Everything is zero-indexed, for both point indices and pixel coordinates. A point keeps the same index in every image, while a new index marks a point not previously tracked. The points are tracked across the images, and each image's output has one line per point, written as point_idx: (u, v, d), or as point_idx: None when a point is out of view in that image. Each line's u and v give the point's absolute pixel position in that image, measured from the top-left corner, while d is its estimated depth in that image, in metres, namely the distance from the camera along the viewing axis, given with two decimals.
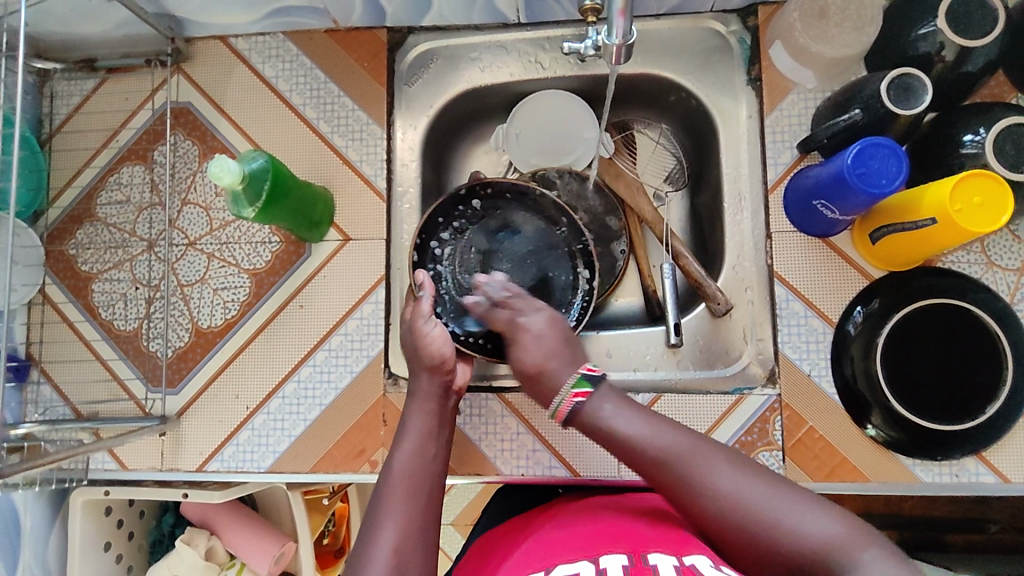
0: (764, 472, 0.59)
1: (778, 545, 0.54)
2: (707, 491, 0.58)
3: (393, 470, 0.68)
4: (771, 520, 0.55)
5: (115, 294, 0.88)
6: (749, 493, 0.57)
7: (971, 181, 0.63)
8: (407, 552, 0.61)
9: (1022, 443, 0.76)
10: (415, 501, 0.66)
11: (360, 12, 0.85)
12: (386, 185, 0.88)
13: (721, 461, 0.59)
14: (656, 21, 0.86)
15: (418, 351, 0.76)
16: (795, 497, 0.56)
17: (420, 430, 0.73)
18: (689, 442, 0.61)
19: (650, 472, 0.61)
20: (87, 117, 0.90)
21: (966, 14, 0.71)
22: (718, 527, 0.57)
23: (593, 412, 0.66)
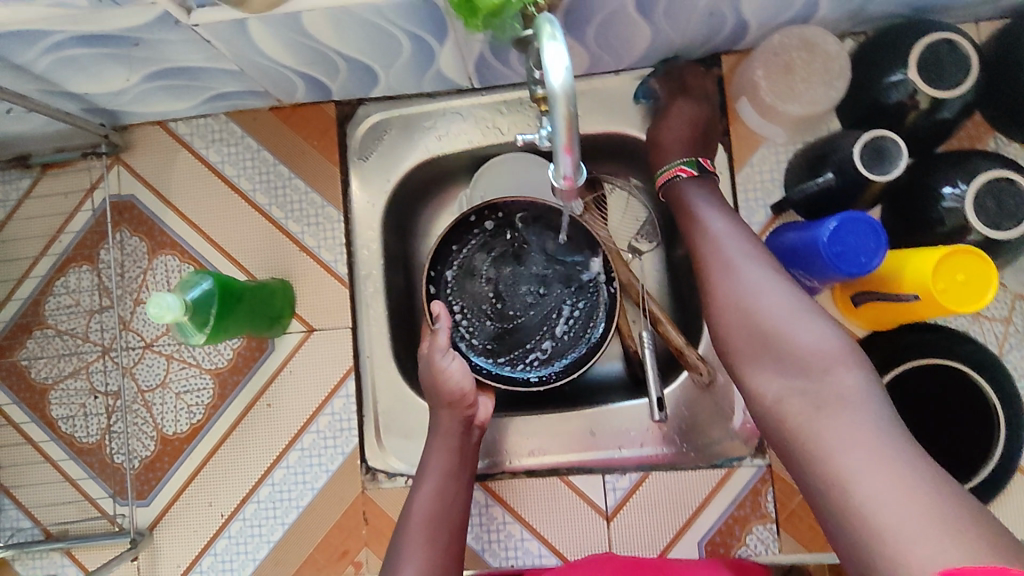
0: (811, 310, 0.59)
1: (761, 322, 0.59)
2: (736, 271, 0.62)
3: (415, 510, 0.68)
4: (771, 321, 0.59)
5: (74, 405, 0.84)
6: (769, 294, 0.60)
7: (953, 258, 0.59)
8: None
9: (1020, 499, 0.74)
10: (435, 552, 0.65)
11: (303, 92, 0.80)
12: (347, 271, 0.83)
13: (761, 265, 0.62)
14: (615, 77, 0.82)
15: (436, 387, 0.72)
16: (821, 322, 0.58)
17: (447, 462, 0.70)
18: (746, 246, 0.64)
19: (701, 246, 0.66)
20: (25, 219, 0.85)
21: (936, 63, 0.67)
22: (724, 296, 0.62)
23: (687, 193, 0.71)
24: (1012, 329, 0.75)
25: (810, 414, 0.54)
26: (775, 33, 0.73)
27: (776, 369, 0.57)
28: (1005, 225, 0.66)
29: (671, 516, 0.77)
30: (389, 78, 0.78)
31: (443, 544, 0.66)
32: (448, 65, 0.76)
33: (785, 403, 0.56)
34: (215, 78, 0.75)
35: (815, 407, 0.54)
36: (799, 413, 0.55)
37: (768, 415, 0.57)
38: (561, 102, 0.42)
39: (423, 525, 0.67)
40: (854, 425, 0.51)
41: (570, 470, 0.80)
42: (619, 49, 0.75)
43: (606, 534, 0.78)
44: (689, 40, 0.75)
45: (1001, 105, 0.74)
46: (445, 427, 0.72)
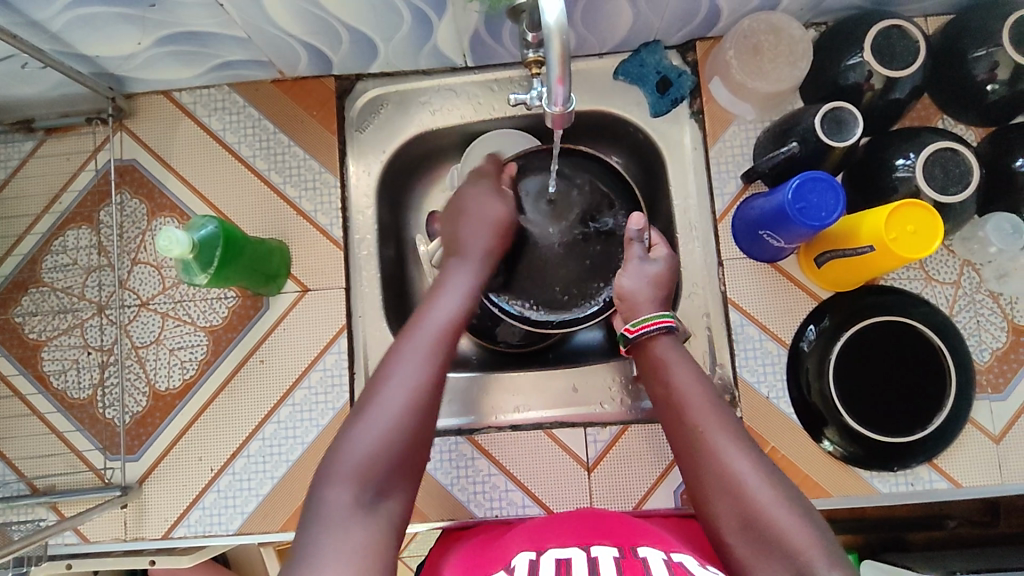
0: (788, 489, 0.57)
1: (757, 522, 0.55)
2: (720, 460, 0.58)
3: (431, 310, 0.63)
4: (763, 512, 0.55)
5: (66, 361, 0.85)
6: (755, 481, 0.56)
7: (903, 210, 0.66)
8: (429, 392, 0.57)
9: (972, 449, 0.79)
10: (437, 358, 0.59)
11: (305, 63, 0.85)
12: (342, 234, 0.87)
13: (738, 441, 0.59)
14: (599, 60, 0.88)
15: (471, 211, 0.74)
16: (801, 506, 0.55)
17: (467, 287, 0.67)
18: (717, 406, 0.62)
19: (682, 415, 0.62)
20: (26, 180, 0.88)
21: (889, 47, 0.75)
22: (719, 488, 0.57)
23: (662, 355, 0.67)
24: (961, 292, 0.81)
25: None
26: (745, 19, 0.81)
27: (778, 574, 0.53)
28: (953, 189, 0.73)
29: (650, 467, 0.81)
30: (388, 52, 0.83)
31: (445, 344, 0.60)
32: (443, 39, 0.81)
33: None
34: (221, 46, 0.79)
35: None
36: None
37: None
38: (554, 36, 0.48)
39: (429, 326, 0.61)
40: None
41: (552, 425, 0.83)
42: (604, 30, 0.81)
43: (588, 484, 0.81)
44: (668, 23, 0.82)
45: (947, 89, 0.81)
46: (462, 261, 0.70)
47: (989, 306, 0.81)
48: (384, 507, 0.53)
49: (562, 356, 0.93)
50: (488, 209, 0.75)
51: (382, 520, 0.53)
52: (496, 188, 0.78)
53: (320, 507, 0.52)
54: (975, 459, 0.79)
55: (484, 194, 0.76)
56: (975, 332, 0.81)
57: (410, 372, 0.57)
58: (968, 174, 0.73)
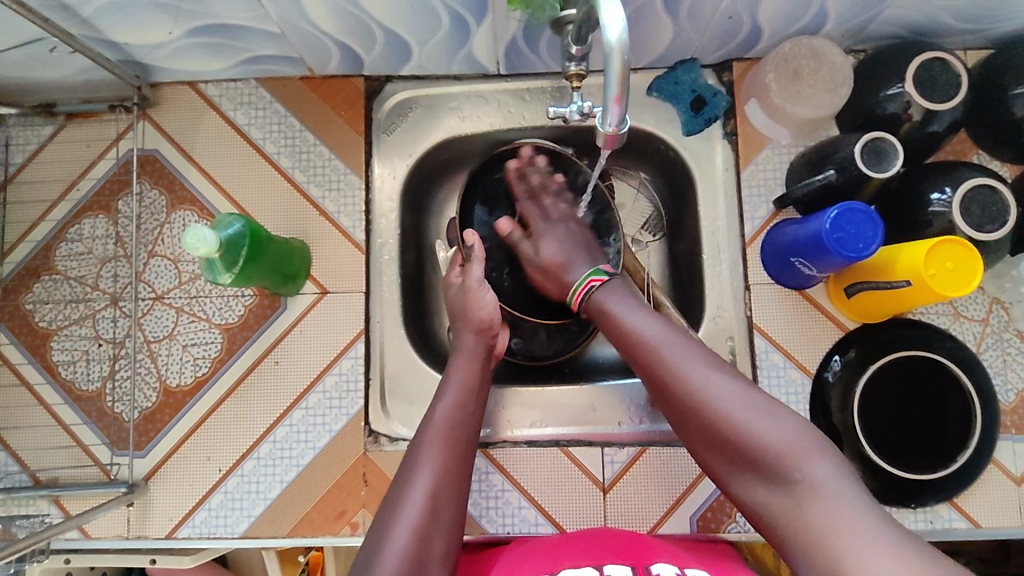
0: (741, 387, 0.59)
1: (724, 430, 0.57)
2: (675, 375, 0.61)
3: (436, 417, 0.68)
4: (723, 417, 0.57)
5: (76, 352, 0.83)
6: (715, 386, 0.59)
7: (943, 247, 0.65)
8: (439, 503, 0.62)
9: (992, 489, 0.78)
10: (445, 463, 0.65)
11: (337, 62, 0.83)
12: (364, 237, 0.86)
13: (691, 356, 0.62)
14: (634, 74, 0.87)
15: (467, 312, 0.77)
16: (760, 403, 0.57)
17: (468, 382, 0.72)
18: (663, 330, 0.65)
19: (632, 346, 0.66)
20: (45, 165, 0.86)
21: (930, 80, 0.73)
22: (683, 406, 0.60)
23: (604, 301, 0.72)
24: (989, 330, 0.81)
25: (786, 503, 0.53)
26: (786, 42, 0.80)
27: (755, 478, 0.56)
28: (988, 227, 0.72)
29: (666, 490, 0.80)
30: (422, 55, 0.82)
31: (452, 448, 0.66)
32: (480, 46, 0.79)
33: (769, 507, 0.55)
34: (253, 39, 0.77)
35: (785, 495, 0.53)
36: (780, 504, 0.54)
37: (771, 525, 0.55)
38: (615, 54, 0.47)
39: (436, 433, 0.66)
40: (816, 496, 0.51)
41: (569, 442, 0.82)
42: (643, 44, 0.80)
43: (602, 505, 0.79)
44: (707, 42, 0.81)
45: (985, 124, 0.80)
46: (465, 355, 0.75)
47: (1017, 345, 0.80)
48: None
49: (578, 371, 0.93)
50: (484, 305, 0.76)
51: None
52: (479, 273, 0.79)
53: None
54: (995, 500, 0.78)
55: (481, 289, 0.78)
56: (1001, 371, 0.80)
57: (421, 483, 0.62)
58: (1004, 213, 0.72)
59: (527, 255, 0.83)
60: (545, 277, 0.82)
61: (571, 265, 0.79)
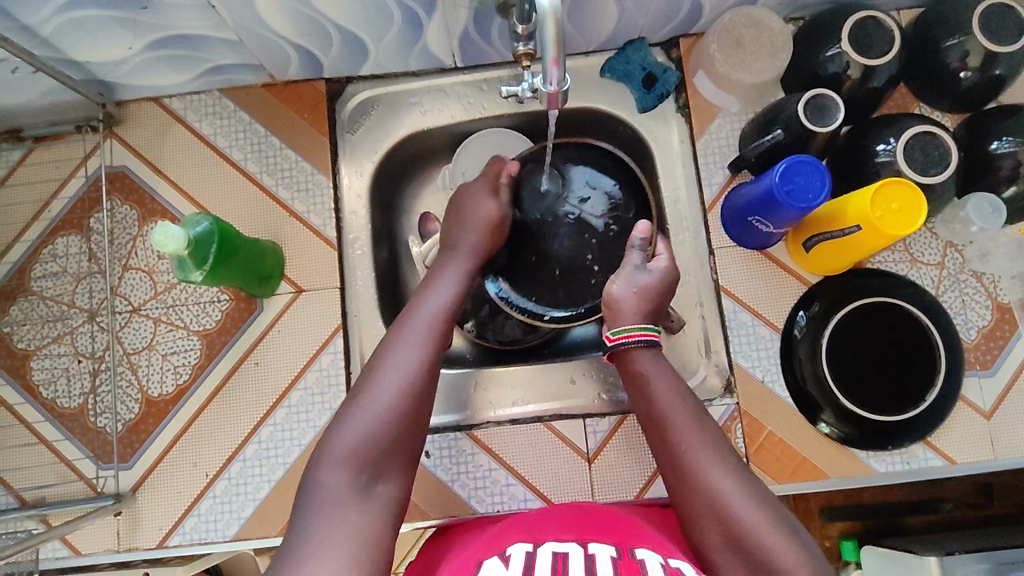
0: (772, 506, 0.57)
1: (746, 547, 0.55)
2: (707, 482, 0.58)
3: (428, 304, 0.66)
4: (751, 534, 0.55)
5: (57, 370, 0.84)
6: (744, 501, 0.56)
7: (888, 189, 0.68)
8: (421, 382, 0.60)
9: (964, 426, 0.81)
10: (434, 343, 0.63)
11: (297, 66, 0.85)
12: (336, 233, 0.87)
13: (722, 462, 0.59)
14: (585, 58, 0.90)
15: (463, 215, 0.77)
16: (784, 522, 0.56)
17: (460, 278, 0.71)
18: (698, 423, 0.62)
19: (666, 433, 0.62)
20: (15, 190, 0.87)
21: (864, 38, 0.77)
22: (705, 514, 0.57)
23: (645, 374, 0.65)
24: (946, 273, 0.83)
25: None
26: (726, 13, 0.83)
27: None
28: (933, 171, 0.75)
29: (649, 455, 0.81)
30: (379, 53, 0.84)
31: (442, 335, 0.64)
32: (434, 40, 0.82)
33: None
34: (213, 49, 0.80)
35: None
36: None
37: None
38: (548, 19, 0.50)
39: (425, 317, 0.65)
40: None
41: (551, 417, 0.83)
42: (590, 27, 0.83)
43: (589, 475, 0.81)
44: (651, 21, 0.84)
45: (921, 77, 0.84)
46: (456, 250, 0.75)
47: (973, 285, 0.83)
48: (380, 491, 0.55)
49: (559, 350, 0.94)
50: (480, 210, 0.76)
51: (377, 505, 0.54)
52: (490, 188, 0.78)
53: (315, 491, 0.54)
54: (968, 436, 0.80)
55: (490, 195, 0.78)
56: (961, 311, 0.83)
57: (406, 361, 0.60)
58: (947, 156, 0.75)
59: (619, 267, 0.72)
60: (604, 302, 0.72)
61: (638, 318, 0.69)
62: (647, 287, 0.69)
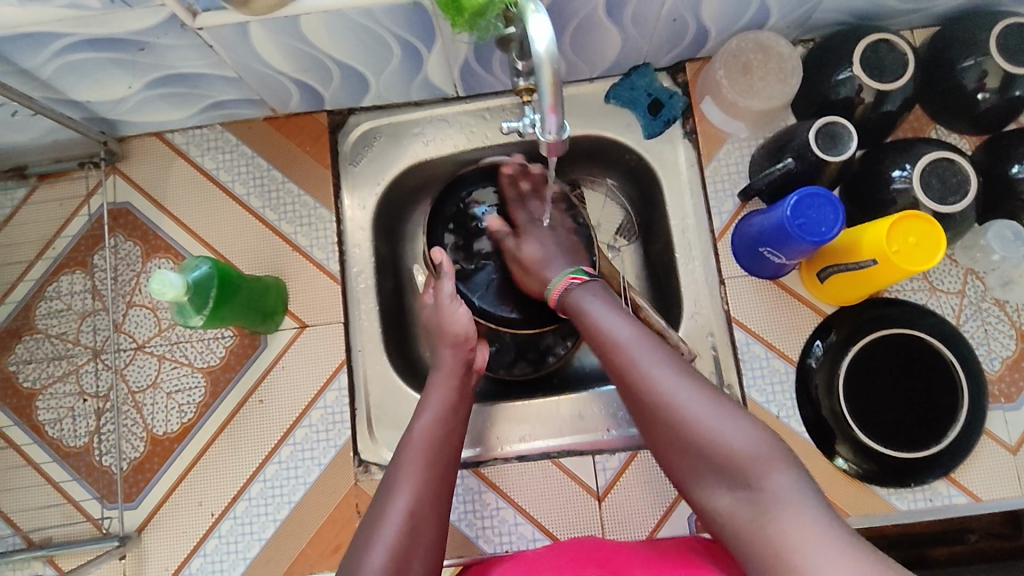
0: (712, 395, 0.60)
1: (690, 437, 0.58)
2: (647, 384, 0.61)
3: (414, 437, 0.68)
4: (693, 424, 0.58)
5: (62, 409, 0.84)
6: (685, 395, 0.60)
7: (902, 222, 0.66)
8: (419, 521, 0.62)
9: (989, 461, 0.78)
10: (424, 482, 0.65)
11: (297, 100, 0.84)
12: (339, 268, 0.86)
13: (662, 361, 0.63)
14: (590, 84, 0.88)
15: (443, 328, 0.78)
16: (725, 411, 0.58)
17: (444, 395, 0.72)
18: (637, 335, 0.66)
19: (608, 352, 0.66)
20: (18, 228, 0.87)
21: (877, 62, 0.74)
22: (651, 411, 0.61)
23: (585, 305, 0.72)
24: (966, 301, 0.81)
25: (752, 510, 0.54)
26: (733, 38, 0.81)
27: (724, 485, 0.56)
28: (951, 199, 0.72)
29: (661, 492, 0.79)
30: (380, 85, 0.83)
31: (428, 468, 0.66)
32: (435, 71, 0.81)
33: (735, 513, 0.55)
34: (213, 86, 0.79)
35: (752, 503, 0.54)
36: (744, 511, 0.54)
37: (728, 533, 0.56)
38: (546, 65, 0.49)
39: (417, 450, 0.67)
40: (780, 504, 0.52)
41: (560, 454, 0.82)
42: (593, 55, 0.81)
43: (598, 513, 0.79)
44: (656, 46, 0.82)
45: (938, 98, 0.81)
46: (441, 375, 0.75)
47: (995, 313, 0.81)
48: None
49: (567, 379, 0.93)
50: (457, 322, 0.77)
51: None
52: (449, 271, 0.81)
53: None
54: (993, 471, 0.78)
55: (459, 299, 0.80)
56: (983, 341, 0.80)
57: (400, 503, 0.63)
58: (966, 183, 0.72)
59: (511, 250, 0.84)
60: (523, 272, 0.83)
61: (556, 260, 0.81)
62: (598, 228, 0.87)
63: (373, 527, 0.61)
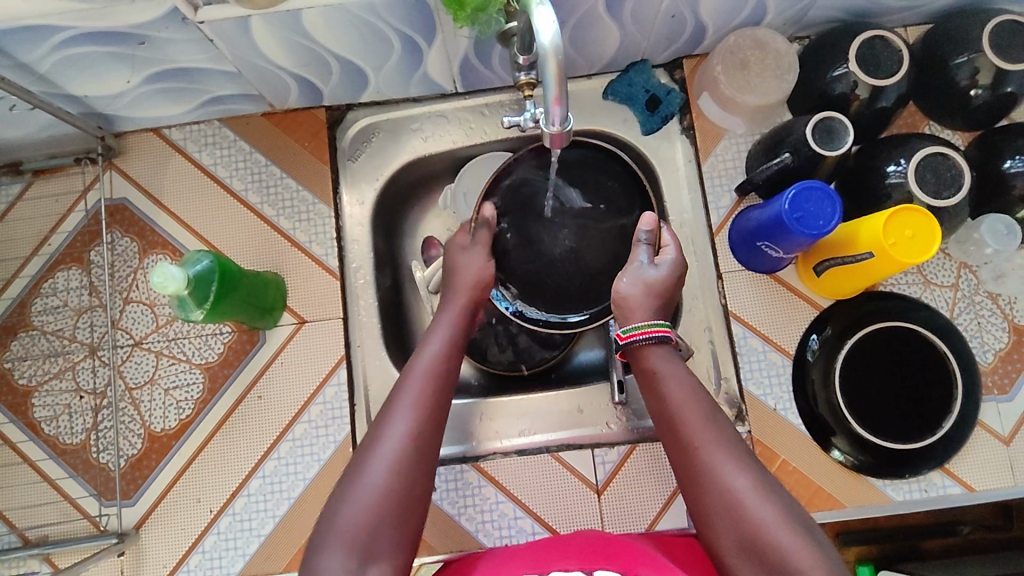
0: (790, 508, 0.53)
1: (761, 548, 0.52)
2: (721, 481, 0.55)
3: (419, 364, 0.62)
4: (766, 534, 0.52)
5: (58, 406, 0.83)
6: (758, 501, 0.53)
7: (899, 215, 0.67)
8: (423, 444, 0.57)
9: (982, 451, 0.79)
10: (429, 415, 0.58)
11: (296, 95, 0.84)
12: (338, 263, 0.86)
13: (737, 459, 0.55)
14: (588, 80, 0.89)
15: (456, 271, 0.73)
16: (800, 522, 0.53)
17: (452, 333, 0.67)
18: (714, 419, 0.58)
19: (677, 431, 0.58)
20: (14, 225, 0.87)
21: (872, 58, 0.75)
22: (716, 509, 0.54)
23: (655, 363, 0.63)
24: (960, 294, 0.82)
25: None
26: (730, 34, 0.82)
27: None
28: (945, 193, 0.73)
29: (660, 485, 0.80)
30: (379, 81, 0.83)
31: (439, 394, 0.60)
32: (434, 67, 0.81)
33: None
34: (211, 81, 0.79)
35: None
36: None
37: None
38: (550, 57, 0.49)
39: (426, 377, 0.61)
40: None
41: (559, 448, 0.82)
42: (591, 51, 0.82)
43: (598, 506, 0.79)
44: (655, 43, 0.83)
45: (931, 95, 0.83)
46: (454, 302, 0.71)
47: (988, 306, 0.82)
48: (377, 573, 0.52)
49: (567, 376, 0.93)
50: (470, 269, 0.72)
51: None
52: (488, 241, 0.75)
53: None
54: (986, 461, 0.79)
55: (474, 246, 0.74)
56: (977, 333, 0.81)
57: (399, 434, 0.56)
58: (959, 177, 0.73)
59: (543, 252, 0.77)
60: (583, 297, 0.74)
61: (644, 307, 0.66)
62: (660, 283, 0.67)
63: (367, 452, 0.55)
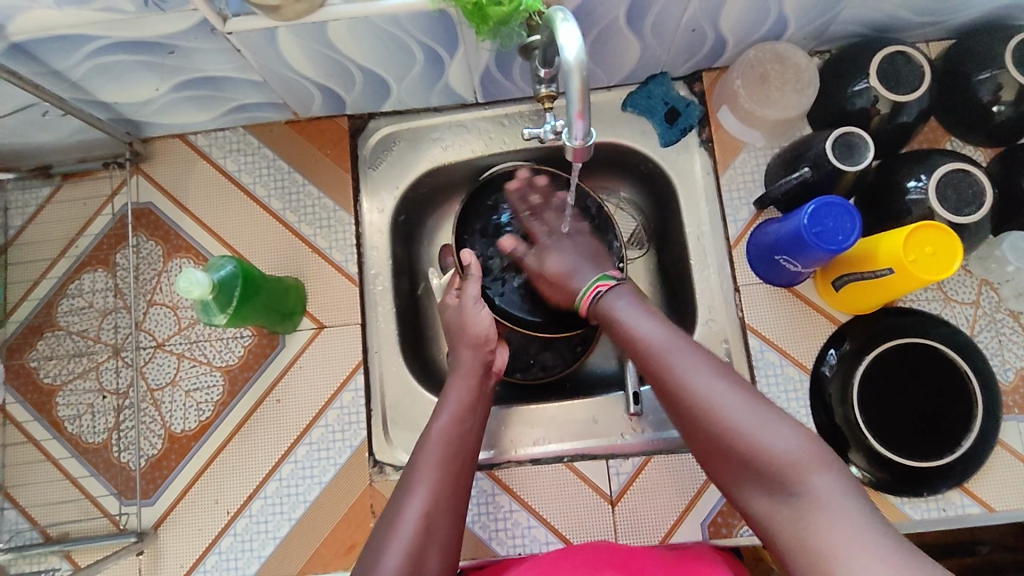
0: (755, 402, 0.57)
1: (733, 441, 0.56)
2: (688, 389, 0.59)
3: (432, 436, 0.69)
4: (734, 429, 0.56)
5: (81, 405, 0.85)
6: (724, 398, 0.58)
7: (920, 232, 0.66)
8: (433, 522, 0.63)
9: (1002, 471, 0.78)
10: (443, 487, 0.65)
11: (320, 104, 0.86)
12: (357, 270, 0.87)
13: (699, 365, 0.60)
14: (607, 92, 0.89)
15: (463, 330, 0.77)
16: (767, 414, 0.56)
17: (463, 397, 0.73)
18: (674, 338, 0.64)
19: (641, 357, 0.64)
20: (42, 227, 0.89)
21: (894, 73, 0.75)
22: (689, 414, 0.59)
23: (611, 303, 0.71)
24: (981, 312, 0.81)
25: (793, 516, 0.52)
26: (750, 48, 0.82)
27: (763, 486, 0.55)
28: (967, 210, 0.73)
29: (675, 497, 0.79)
30: (401, 91, 0.84)
31: (454, 470, 0.67)
32: (456, 78, 0.82)
33: (776, 516, 0.53)
34: (238, 89, 0.80)
35: (794, 507, 0.52)
36: (785, 516, 0.53)
37: (771, 537, 0.54)
38: (574, 71, 0.50)
39: (437, 450, 0.68)
40: (821, 508, 0.51)
41: (574, 458, 0.82)
42: (612, 64, 0.83)
43: (611, 518, 0.79)
44: (675, 56, 0.83)
45: (953, 111, 0.82)
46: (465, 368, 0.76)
47: (1010, 324, 0.81)
48: None
49: (581, 384, 0.93)
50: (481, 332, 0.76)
51: None
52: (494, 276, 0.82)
53: None
54: (1006, 481, 0.78)
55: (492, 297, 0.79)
56: (998, 352, 0.81)
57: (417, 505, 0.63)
58: (981, 195, 0.73)
59: (532, 266, 0.82)
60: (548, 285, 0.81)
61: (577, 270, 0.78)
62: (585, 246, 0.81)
63: (391, 524, 0.63)
